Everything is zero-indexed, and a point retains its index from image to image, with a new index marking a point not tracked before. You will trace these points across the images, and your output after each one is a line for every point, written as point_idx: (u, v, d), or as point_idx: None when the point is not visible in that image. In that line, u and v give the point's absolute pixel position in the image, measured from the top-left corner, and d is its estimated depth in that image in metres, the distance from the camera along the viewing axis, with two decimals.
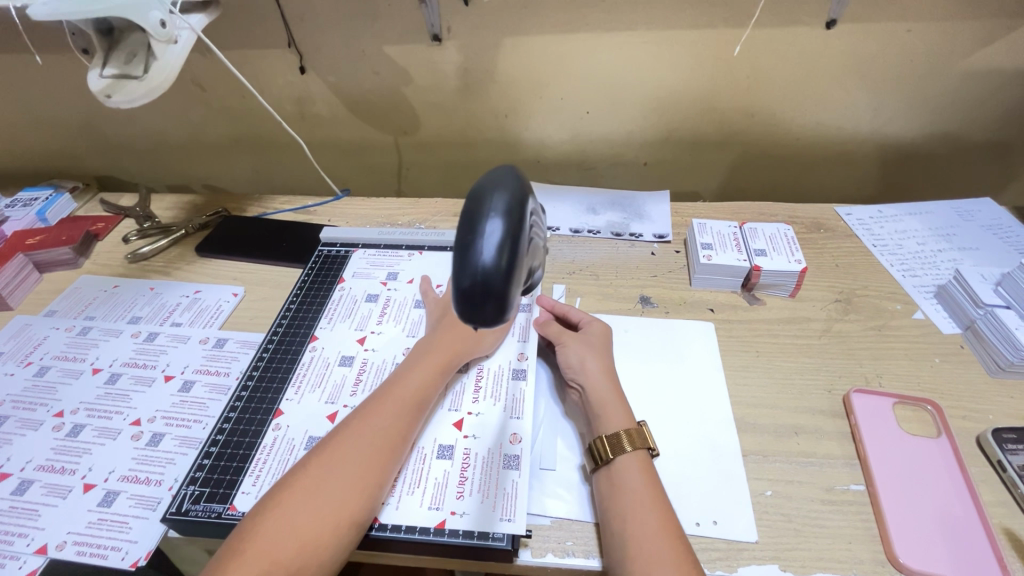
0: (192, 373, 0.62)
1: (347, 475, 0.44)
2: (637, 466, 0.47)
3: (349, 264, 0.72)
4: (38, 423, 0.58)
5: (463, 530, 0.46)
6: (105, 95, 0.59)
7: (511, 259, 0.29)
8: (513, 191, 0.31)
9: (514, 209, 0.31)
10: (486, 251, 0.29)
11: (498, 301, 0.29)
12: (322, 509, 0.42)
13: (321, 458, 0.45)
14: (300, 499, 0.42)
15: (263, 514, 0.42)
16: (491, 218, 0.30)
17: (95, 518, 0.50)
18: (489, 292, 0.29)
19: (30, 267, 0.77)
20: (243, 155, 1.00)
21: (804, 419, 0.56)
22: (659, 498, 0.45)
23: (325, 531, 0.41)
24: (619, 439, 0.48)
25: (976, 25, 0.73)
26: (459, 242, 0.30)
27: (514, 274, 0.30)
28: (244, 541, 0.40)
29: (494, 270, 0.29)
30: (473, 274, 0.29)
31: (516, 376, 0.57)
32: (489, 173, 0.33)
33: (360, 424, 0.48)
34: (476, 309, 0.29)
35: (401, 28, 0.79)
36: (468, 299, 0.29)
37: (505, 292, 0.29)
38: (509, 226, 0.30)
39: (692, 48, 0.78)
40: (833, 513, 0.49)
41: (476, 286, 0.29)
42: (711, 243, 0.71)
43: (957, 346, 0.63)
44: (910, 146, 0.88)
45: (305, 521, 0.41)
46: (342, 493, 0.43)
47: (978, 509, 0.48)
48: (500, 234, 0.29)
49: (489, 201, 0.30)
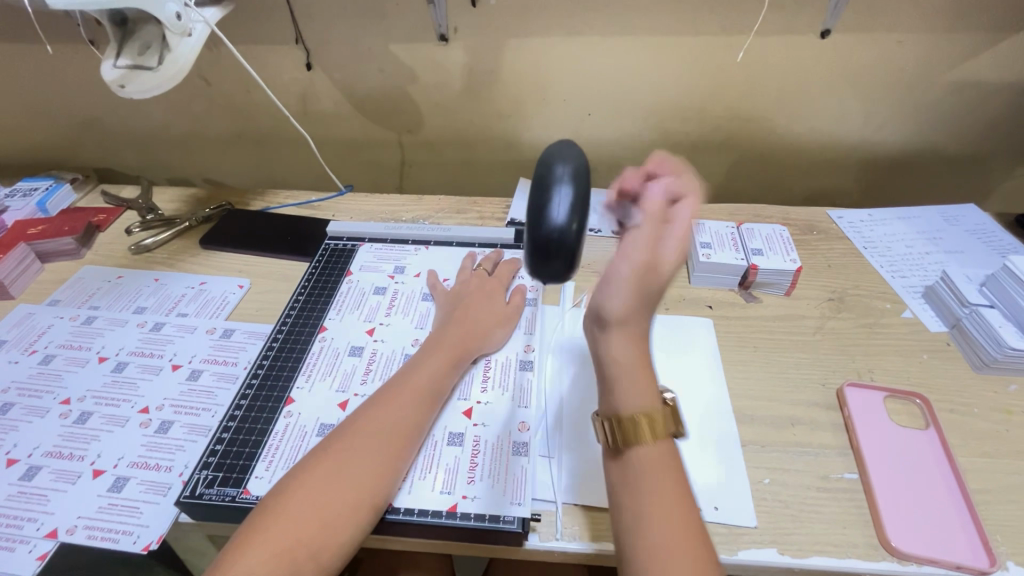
0: (200, 362, 0.63)
1: (361, 459, 0.46)
2: (652, 458, 0.43)
3: (355, 257, 0.73)
4: (44, 411, 0.58)
5: (474, 513, 0.47)
6: (119, 84, 0.60)
7: (578, 222, 0.40)
8: (574, 163, 0.43)
9: (575, 179, 0.42)
10: (558, 214, 0.40)
11: (565, 257, 0.40)
12: (342, 494, 0.44)
13: (341, 443, 0.47)
14: (318, 481, 0.44)
15: (284, 498, 0.43)
16: (561, 189, 0.41)
17: (105, 503, 0.50)
18: (562, 247, 0.40)
19: (33, 257, 0.77)
20: (245, 150, 1.00)
21: (799, 411, 0.58)
22: (682, 496, 0.42)
23: (344, 511, 0.43)
24: (637, 423, 0.44)
25: (960, 38, 0.77)
26: (539, 208, 0.41)
27: (579, 236, 0.41)
28: (264, 520, 0.42)
29: (566, 228, 0.40)
30: (548, 229, 0.40)
31: (522, 368, 0.59)
32: (553, 149, 0.44)
33: (377, 412, 0.49)
34: (546, 253, 0.40)
35: (409, 27, 0.81)
36: (543, 247, 0.40)
37: (570, 244, 0.40)
38: (573, 196, 0.40)
39: (692, 55, 0.81)
40: (828, 499, 0.51)
41: (551, 238, 0.40)
42: (710, 242, 0.73)
43: (943, 343, 0.66)
44: (898, 154, 0.91)
45: (323, 505, 0.43)
46: (360, 475, 0.45)
47: (964, 498, 0.51)
48: (569, 201, 0.40)
49: (555, 174, 0.41)
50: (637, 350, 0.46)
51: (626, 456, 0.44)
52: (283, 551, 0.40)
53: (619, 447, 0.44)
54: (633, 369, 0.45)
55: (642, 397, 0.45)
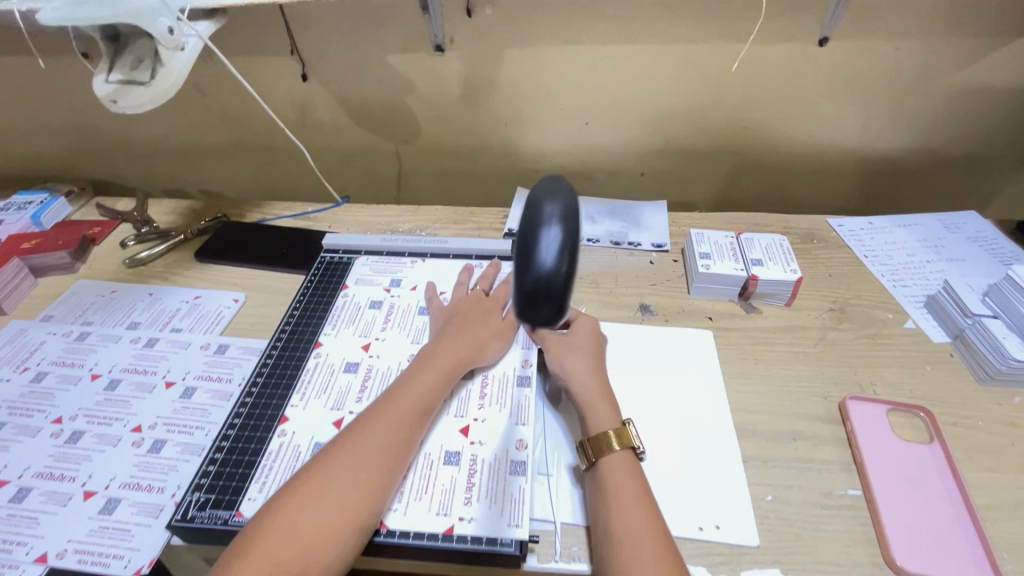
0: (194, 379, 0.62)
1: (349, 479, 0.45)
2: (622, 465, 0.48)
3: (351, 270, 0.72)
4: (36, 430, 0.57)
5: (471, 536, 0.46)
6: (112, 100, 0.59)
7: (571, 264, 0.29)
8: (566, 198, 0.31)
9: (571, 214, 0.30)
10: (546, 256, 0.28)
11: (555, 305, 0.29)
12: (325, 514, 0.42)
13: (326, 461, 0.46)
14: (304, 503, 0.43)
15: (269, 522, 0.42)
16: (550, 226, 0.29)
17: (96, 526, 0.49)
18: (551, 297, 0.28)
19: (26, 272, 0.76)
20: (242, 161, 1.00)
21: (801, 425, 0.58)
22: (644, 495, 0.46)
23: (329, 532, 0.42)
24: (605, 438, 0.50)
25: (959, 45, 0.77)
26: (520, 248, 0.29)
27: (573, 279, 0.29)
28: (246, 544, 0.41)
29: (555, 275, 0.28)
30: (535, 277, 0.28)
31: (519, 384, 0.58)
32: (545, 182, 0.33)
33: (365, 429, 0.48)
34: (533, 309, 0.29)
35: (405, 37, 0.80)
36: (529, 301, 0.29)
37: (565, 295, 0.29)
38: (568, 232, 0.29)
39: (690, 63, 0.80)
40: (831, 517, 0.50)
41: (539, 289, 0.28)
42: (709, 253, 0.73)
43: (946, 354, 0.65)
44: (897, 161, 0.91)
45: (308, 527, 0.42)
46: (348, 496, 0.44)
47: (971, 515, 0.50)
48: (559, 240, 0.29)
49: (545, 210, 0.30)
50: (593, 373, 0.56)
51: (597, 467, 0.49)
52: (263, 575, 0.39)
53: (590, 460, 0.49)
54: (595, 394, 0.54)
55: (608, 419, 0.52)
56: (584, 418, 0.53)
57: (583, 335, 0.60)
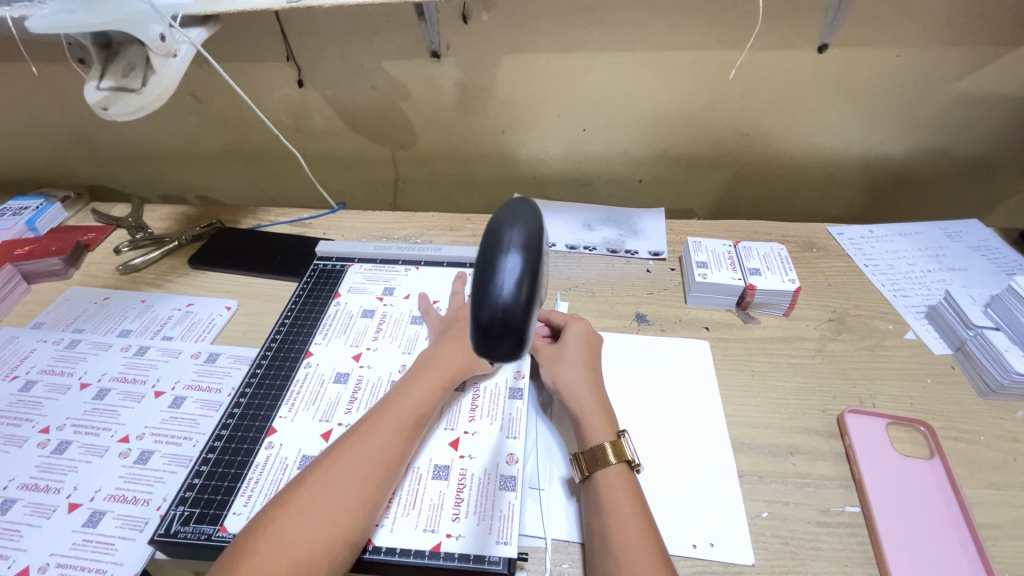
0: (183, 388, 0.61)
1: (339, 495, 0.43)
2: (618, 477, 0.47)
3: (345, 278, 0.72)
4: (22, 440, 0.57)
5: (458, 553, 0.45)
6: (102, 107, 0.58)
7: (530, 293, 0.28)
8: (530, 224, 0.30)
9: (532, 242, 0.30)
10: (505, 286, 0.28)
11: (515, 337, 0.28)
12: (313, 530, 0.41)
13: (315, 474, 0.45)
14: (291, 519, 0.41)
15: (255, 540, 0.40)
16: (510, 253, 0.29)
17: (79, 540, 0.49)
18: (509, 328, 0.28)
19: (19, 278, 0.76)
20: (237, 166, 0.99)
21: (798, 439, 0.56)
22: (641, 511, 0.45)
23: (318, 549, 0.41)
24: (601, 450, 0.49)
25: (961, 53, 0.76)
26: (478, 278, 0.29)
27: (533, 309, 0.29)
28: (231, 560, 0.40)
29: (514, 305, 0.28)
30: (492, 310, 0.28)
31: (512, 395, 0.57)
32: (506, 206, 0.32)
33: (357, 440, 0.47)
34: (491, 342, 0.28)
35: (401, 43, 0.80)
36: (486, 334, 0.28)
37: (524, 327, 0.28)
38: (528, 262, 0.29)
39: (687, 70, 0.80)
40: (829, 535, 0.49)
41: (496, 322, 0.28)
42: (706, 262, 0.72)
43: (948, 367, 0.64)
44: (898, 169, 0.90)
45: (296, 545, 0.40)
46: (337, 514, 0.42)
47: (972, 534, 0.48)
48: (520, 269, 0.28)
49: (507, 235, 0.29)
50: (590, 385, 0.55)
51: (592, 480, 0.48)
52: None
53: (584, 474, 0.49)
54: (592, 407, 0.53)
55: (603, 431, 0.51)
56: (579, 430, 0.52)
57: (574, 344, 0.59)
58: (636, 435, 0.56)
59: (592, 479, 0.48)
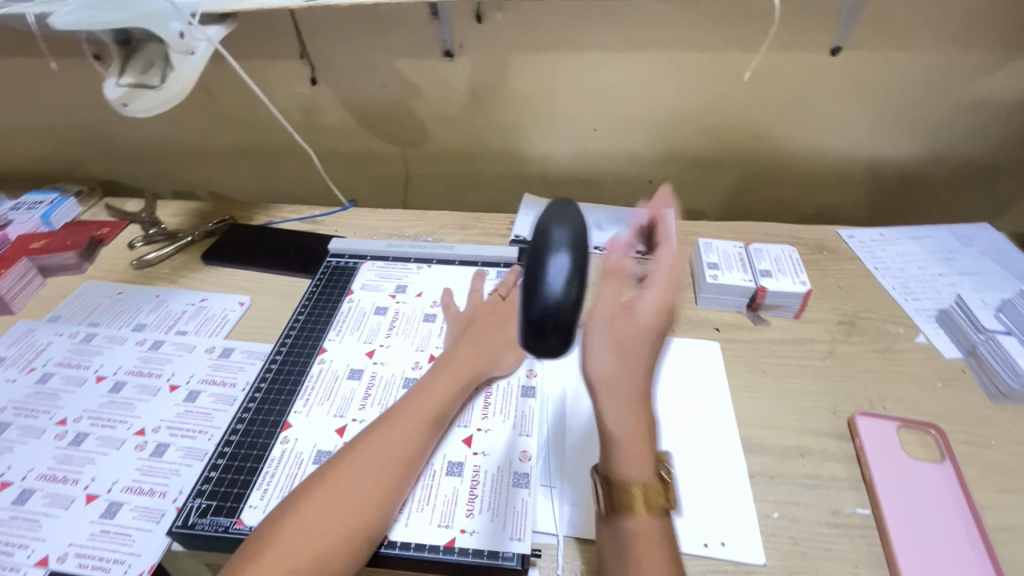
0: (198, 383, 0.62)
1: (360, 489, 0.44)
2: (649, 533, 0.41)
3: (357, 275, 0.72)
4: (40, 432, 0.58)
5: (472, 549, 0.46)
6: (122, 103, 0.60)
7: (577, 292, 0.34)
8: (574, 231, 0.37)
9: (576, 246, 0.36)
10: (555, 286, 0.34)
11: (563, 331, 0.34)
12: (337, 523, 0.42)
13: (338, 468, 0.45)
14: (317, 509, 0.42)
15: (280, 529, 0.42)
16: (558, 257, 0.35)
17: (97, 530, 0.49)
18: (559, 322, 0.33)
19: (34, 272, 0.77)
20: (249, 163, 1.00)
21: (808, 441, 0.57)
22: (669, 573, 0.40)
23: (341, 542, 0.42)
24: (631, 496, 0.42)
25: (974, 57, 0.76)
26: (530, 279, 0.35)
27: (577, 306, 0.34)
28: (257, 549, 0.41)
29: (563, 303, 0.33)
30: (543, 306, 0.33)
31: (524, 394, 0.57)
32: (551, 212, 0.38)
33: (378, 436, 0.48)
34: (542, 335, 0.34)
35: (414, 42, 0.80)
36: (538, 327, 0.34)
37: (571, 322, 0.34)
38: (573, 265, 0.35)
39: (700, 71, 0.80)
40: (840, 536, 0.49)
41: (546, 317, 0.33)
42: (717, 263, 0.72)
43: (959, 370, 0.64)
44: (909, 172, 0.90)
45: (323, 535, 0.41)
46: (359, 508, 0.43)
47: (983, 537, 0.49)
48: (567, 271, 0.34)
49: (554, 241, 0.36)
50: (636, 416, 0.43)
51: (618, 527, 0.42)
52: None
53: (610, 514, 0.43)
54: (632, 441, 0.43)
55: (639, 471, 0.43)
56: (609, 460, 0.44)
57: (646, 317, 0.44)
58: None
59: (618, 526, 0.42)
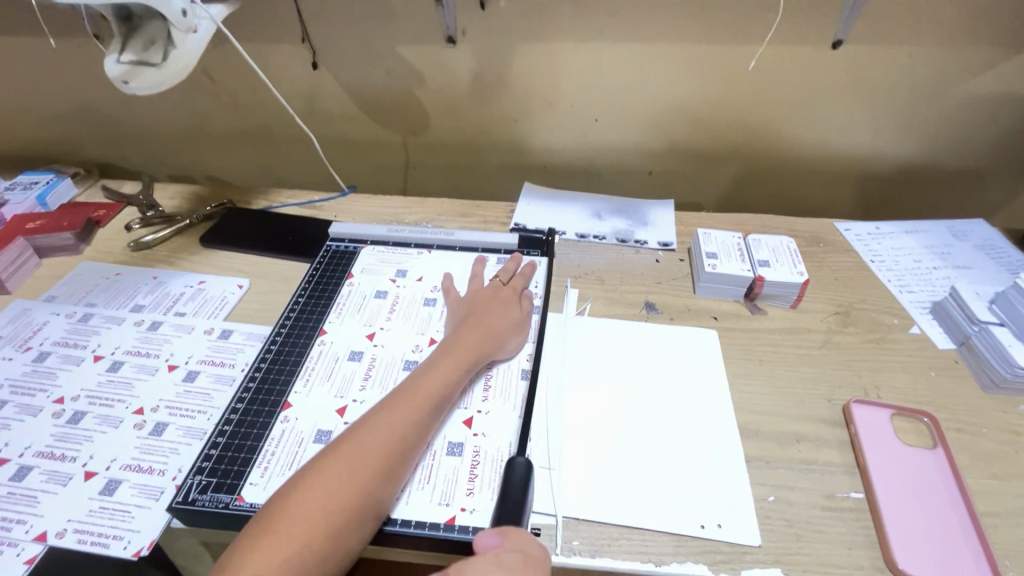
0: (197, 363, 0.62)
1: (372, 465, 0.45)
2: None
3: (357, 260, 0.72)
4: (37, 410, 0.57)
5: (473, 527, 0.46)
6: (122, 80, 0.59)
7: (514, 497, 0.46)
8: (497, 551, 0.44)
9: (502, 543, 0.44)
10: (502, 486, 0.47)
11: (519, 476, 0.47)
12: (347, 498, 0.43)
13: (348, 445, 0.46)
14: (328, 483, 0.43)
15: (290, 502, 0.42)
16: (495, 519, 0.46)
17: (96, 507, 0.49)
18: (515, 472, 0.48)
19: (30, 252, 0.76)
20: (248, 147, 0.99)
21: (804, 427, 0.57)
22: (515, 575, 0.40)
23: (353, 517, 0.43)
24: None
25: (973, 53, 0.76)
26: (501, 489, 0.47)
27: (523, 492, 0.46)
28: (268, 523, 0.41)
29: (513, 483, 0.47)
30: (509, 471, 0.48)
31: (525, 378, 0.58)
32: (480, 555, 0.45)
33: (388, 415, 0.48)
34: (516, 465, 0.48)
35: (417, 28, 0.80)
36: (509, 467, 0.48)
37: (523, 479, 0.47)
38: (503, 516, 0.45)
39: (702, 62, 0.80)
40: (834, 519, 0.50)
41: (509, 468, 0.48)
42: (716, 253, 0.72)
43: (952, 361, 0.65)
44: (905, 168, 0.91)
45: (333, 508, 0.42)
46: (369, 485, 0.44)
47: (973, 521, 0.50)
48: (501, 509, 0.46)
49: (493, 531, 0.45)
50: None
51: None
52: (291, 556, 0.39)
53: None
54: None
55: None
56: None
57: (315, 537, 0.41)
58: (645, 418, 0.57)
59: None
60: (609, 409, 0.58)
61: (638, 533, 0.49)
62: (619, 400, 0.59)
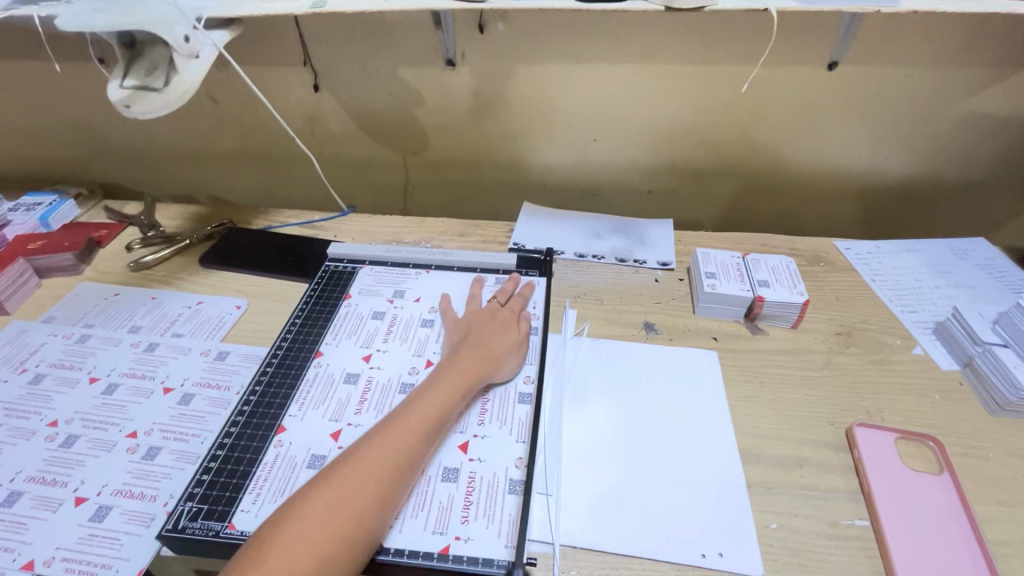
0: (192, 385, 0.61)
1: (366, 492, 0.44)
2: None
3: (356, 280, 0.72)
4: (30, 433, 0.57)
5: (468, 557, 0.45)
6: (126, 105, 0.60)
7: None
8: None
9: None
10: None
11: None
12: (340, 526, 0.42)
13: (344, 471, 0.45)
14: (322, 510, 0.42)
15: (282, 529, 0.41)
16: None
17: (85, 534, 0.49)
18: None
19: (30, 272, 0.76)
20: (249, 167, 1.00)
21: (807, 451, 0.56)
22: None
23: (344, 545, 0.42)
24: None
25: (969, 73, 0.77)
26: None
27: None
28: (259, 552, 0.40)
29: None
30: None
31: (522, 401, 0.57)
32: None
33: (384, 440, 0.48)
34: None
35: (417, 50, 0.81)
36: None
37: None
38: None
39: (699, 83, 0.81)
40: (838, 548, 0.49)
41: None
42: (715, 273, 0.72)
43: (956, 383, 0.64)
44: (904, 186, 0.91)
45: (324, 538, 0.41)
46: (363, 513, 0.43)
47: (982, 550, 0.48)
48: None
49: None
50: None
51: None
52: None
53: None
54: None
55: None
56: None
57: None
58: (644, 442, 0.56)
59: None
60: (607, 433, 0.57)
61: (637, 562, 0.47)
62: (618, 423, 0.58)
